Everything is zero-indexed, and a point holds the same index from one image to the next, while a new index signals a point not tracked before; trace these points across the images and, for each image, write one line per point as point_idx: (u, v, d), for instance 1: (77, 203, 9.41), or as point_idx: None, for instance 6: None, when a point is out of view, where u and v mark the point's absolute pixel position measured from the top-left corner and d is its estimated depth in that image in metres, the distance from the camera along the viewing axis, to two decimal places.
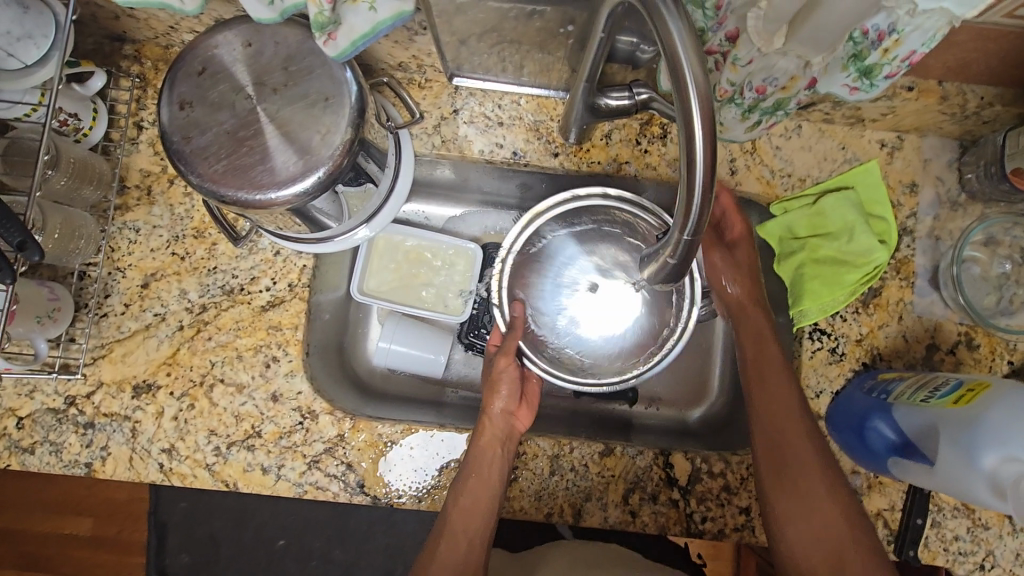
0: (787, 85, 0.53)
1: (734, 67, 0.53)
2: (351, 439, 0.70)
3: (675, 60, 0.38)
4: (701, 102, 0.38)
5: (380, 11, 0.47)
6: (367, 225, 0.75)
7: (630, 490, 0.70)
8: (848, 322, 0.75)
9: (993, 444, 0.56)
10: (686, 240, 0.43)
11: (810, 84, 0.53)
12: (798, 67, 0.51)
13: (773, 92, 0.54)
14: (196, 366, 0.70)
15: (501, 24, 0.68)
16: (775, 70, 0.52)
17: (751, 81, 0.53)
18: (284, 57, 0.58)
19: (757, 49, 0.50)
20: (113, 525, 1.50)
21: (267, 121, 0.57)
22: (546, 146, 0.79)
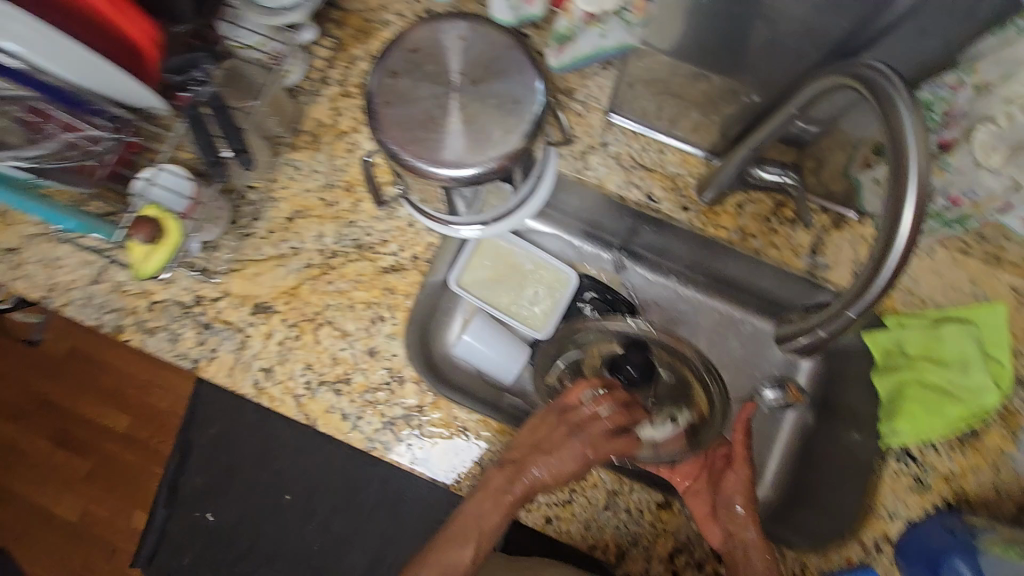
0: (981, 203, 0.65)
1: (942, 170, 0.65)
2: (427, 413, 0.73)
3: (901, 153, 0.45)
4: (917, 197, 0.45)
5: (607, 41, 0.76)
6: (482, 227, 0.75)
7: (678, 550, 0.70)
8: (941, 456, 0.73)
9: None
10: (854, 308, 0.52)
11: (1001, 210, 0.65)
12: (1003, 187, 0.62)
13: (967, 203, 0.66)
14: (312, 303, 0.75)
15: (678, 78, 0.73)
16: (981, 185, 0.63)
17: (951, 189, 0.66)
18: (489, 58, 0.64)
19: (974, 159, 0.61)
20: (146, 429, 1.58)
21: (459, 107, 0.63)
22: (678, 199, 0.80)
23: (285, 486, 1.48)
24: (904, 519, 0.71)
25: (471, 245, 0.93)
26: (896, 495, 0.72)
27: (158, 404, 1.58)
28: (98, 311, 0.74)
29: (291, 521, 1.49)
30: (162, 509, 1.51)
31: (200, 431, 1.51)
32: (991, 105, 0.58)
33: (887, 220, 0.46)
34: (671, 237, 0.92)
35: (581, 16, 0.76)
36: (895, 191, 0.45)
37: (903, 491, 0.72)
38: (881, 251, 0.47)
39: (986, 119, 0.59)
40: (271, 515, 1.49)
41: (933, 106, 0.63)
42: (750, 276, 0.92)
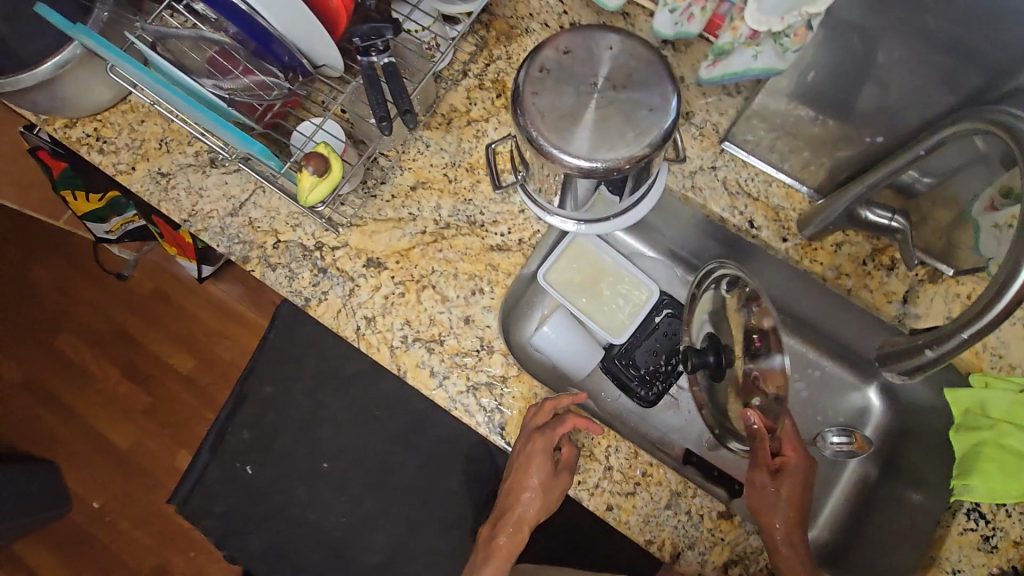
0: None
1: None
2: (510, 385, 0.77)
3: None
4: None
5: (758, 61, 0.68)
6: (581, 223, 0.81)
7: (733, 561, 0.73)
8: (1010, 520, 0.76)
9: None
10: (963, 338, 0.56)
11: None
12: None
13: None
14: (420, 267, 0.81)
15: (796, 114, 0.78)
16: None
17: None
18: (632, 66, 0.70)
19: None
20: (207, 376, 1.67)
21: (598, 105, 0.68)
22: (779, 230, 0.84)
23: (326, 453, 1.57)
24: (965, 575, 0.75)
25: (565, 243, 0.96)
26: (960, 550, 0.76)
27: (223, 355, 1.67)
28: (230, 240, 0.81)
29: (327, 487, 1.55)
30: (205, 453, 1.57)
31: (259, 387, 1.59)
32: None
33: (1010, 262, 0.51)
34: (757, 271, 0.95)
35: (746, 33, 0.66)
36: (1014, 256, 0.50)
37: (969, 548, 0.76)
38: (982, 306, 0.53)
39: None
40: (307, 478, 1.55)
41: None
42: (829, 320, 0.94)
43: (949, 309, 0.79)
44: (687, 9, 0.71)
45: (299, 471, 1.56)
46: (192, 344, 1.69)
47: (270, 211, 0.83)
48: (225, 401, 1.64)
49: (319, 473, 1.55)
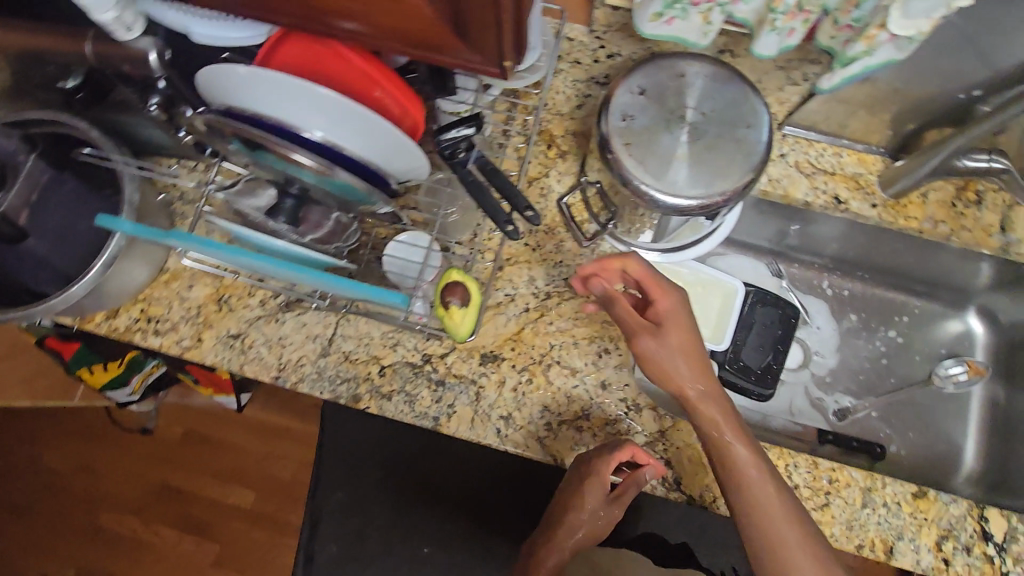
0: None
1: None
2: (671, 436, 0.74)
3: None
4: None
5: (875, 58, 0.66)
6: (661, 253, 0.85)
7: (944, 537, 0.70)
8: None
9: None
10: None
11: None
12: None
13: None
14: (537, 346, 0.77)
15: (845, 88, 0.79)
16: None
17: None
18: (712, 91, 0.68)
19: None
20: (271, 503, 1.58)
21: (697, 138, 0.66)
22: (864, 197, 0.82)
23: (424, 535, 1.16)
24: None
25: None
26: None
27: (281, 476, 1.59)
28: (332, 383, 0.75)
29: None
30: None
31: (327, 496, 1.16)
32: None
33: None
34: (827, 237, 0.96)
35: (885, 38, 0.63)
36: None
37: None
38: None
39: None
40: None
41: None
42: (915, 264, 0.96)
43: None
44: (798, 25, 0.68)
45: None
46: (244, 476, 1.59)
47: (362, 339, 0.77)
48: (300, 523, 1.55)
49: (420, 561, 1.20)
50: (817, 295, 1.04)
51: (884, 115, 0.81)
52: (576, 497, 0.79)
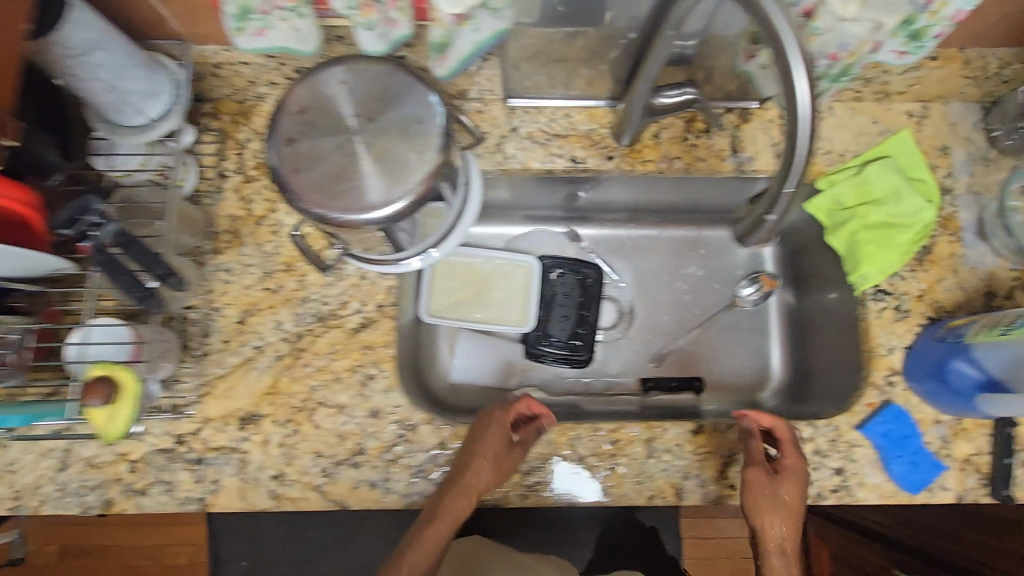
0: (857, 48, 0.65)
1: (812, 36, 0.64)
2: (452, 446, 0.72)
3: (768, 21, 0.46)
4: (801, 57, 0.46)
5: (482, 32, 0.68)
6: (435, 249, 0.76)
7: (725, 464, 0.73)
8: (908, 281, 0.78)
9: None
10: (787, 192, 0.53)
11: (874, 47, 0.65)
12: (868, 31, 0.63)
13: (844, 56, 0.65)
14: (297, 393, 0.73)
15: (549, 46, 0.77)
16: (848, 36, 0.63)
17: (826, 49, 0.65)
18: (376, 91, 0.63)
19: (836, 15, 0.61)
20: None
21: (366, 148, 0.61)
22: (601, 151, 0.81)
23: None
24: (901, 348, 0.76)
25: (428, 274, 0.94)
26: (886, 330, 0.77)
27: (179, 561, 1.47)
28: (79, 496, 0.69)
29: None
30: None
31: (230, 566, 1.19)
32: None
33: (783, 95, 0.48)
34: (601, 192, 0.97)
35: (448, 19, 0.66)
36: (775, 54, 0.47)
37: (891, 323, 0.77)
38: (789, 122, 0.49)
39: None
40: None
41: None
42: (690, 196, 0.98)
43: (770, 138, 0.82)
44: (381, 19, 0.69)
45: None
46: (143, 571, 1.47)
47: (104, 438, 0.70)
48: None
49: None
50: (617, 248, 1.03)
51: (601, 67, 0.79)
52: (460, 500, 0.68)
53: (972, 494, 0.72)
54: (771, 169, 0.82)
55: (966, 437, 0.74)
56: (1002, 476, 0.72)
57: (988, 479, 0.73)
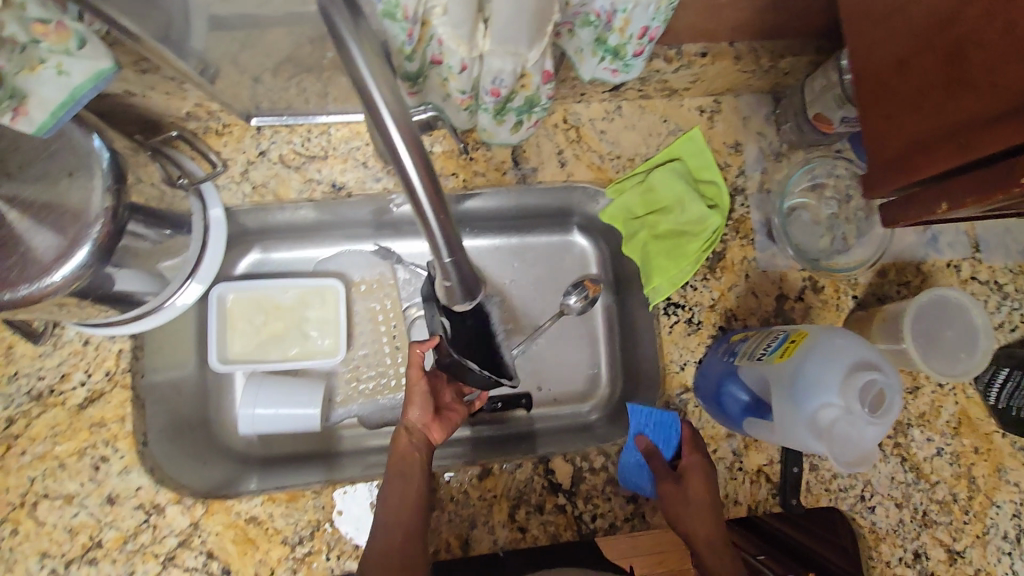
0: (522, 83, 0.46)
1: (454, 78, 0.44)
2: (206, 525, 0.64)
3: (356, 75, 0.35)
4: (400, 129, 0.35)
5: (72, 75, 0.42)
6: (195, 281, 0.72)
7: (514, 506, 0.68)
8: (700, 291, 0.75)
9: (806, 392, 0.52)
10: (449, 262, 0.43)
11: (547, 79, 0.46)
12: (520, 65, 0.44)
13: (508, 94, 0.46)
14: (13, 487, 0.63)
15: (294, 54, 0.62)
16: (497, 72, 0.43)
17: (481, 85, 0.45)
18: (14, 136, 0.53)
19: (463, 53, 0.42)
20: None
21: (6, 207, 0.52)
22: (367, 172, 0.73)
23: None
24: (693, 363, 0.73)
25: (214, 316, 0.83)
26: (678, 345, 0.74)
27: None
28: None
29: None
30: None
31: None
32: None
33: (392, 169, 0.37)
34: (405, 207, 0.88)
35: None
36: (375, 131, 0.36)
37: (682, 338, 0.74)
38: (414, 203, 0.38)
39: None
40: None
41: (393, 13, 0.39)
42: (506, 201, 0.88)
43: (555, 146, 0.76)
44: None
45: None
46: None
47: None
48: None
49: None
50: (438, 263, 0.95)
51: None
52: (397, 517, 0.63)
53: (764, 504, 0.72)
54: (558, 180, 0.77)
55: (758, 447, 0.72)
56: (789, 484, 0.71)
57: (778, 487, 0.72)
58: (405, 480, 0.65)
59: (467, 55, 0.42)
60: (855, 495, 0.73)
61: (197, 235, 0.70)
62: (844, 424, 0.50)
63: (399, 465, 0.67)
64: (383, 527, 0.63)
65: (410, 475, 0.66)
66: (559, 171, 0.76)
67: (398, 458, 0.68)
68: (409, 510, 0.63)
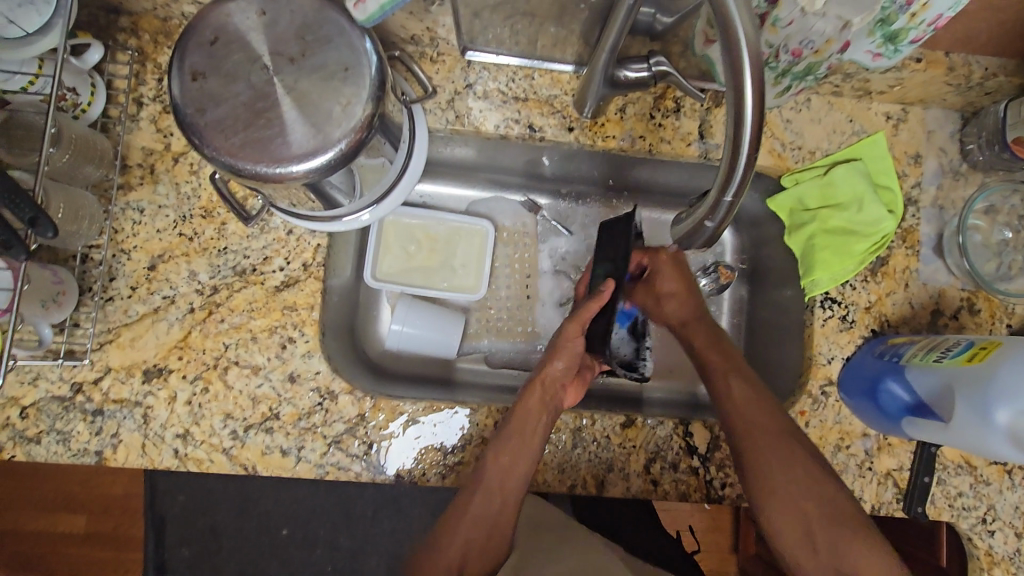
0: (821, 48, 0.54)
1: (773, 29, 0.54)
2: (371, 419, 0.69)
3: (725, 17, 0.38)
4: (754, 66, 0.39)
5: None
6: (373, 209, 0.71)
7: (651, 460, 0.72)
8: (858, 291, 0.76)
9: (1007, 400, 0.56)
10: (726, 201, 0.46)
11: (842, 48, 0.54)
12: (836, 29, 0.52)
13: (807, 55, 0.55)
14: (209, 350, 0.68)
15: None
16: (813, 32, 0.52)
17: (789, 43, 0.55)
18: (299, 25, 0.55)
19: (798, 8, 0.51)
20: (108, 520, 1.15)
21: (284, 91, 0.54)
22: (561, 121, 0.76)
23: (281, 517, 1.15)
24: (841, 359, 0.75)
25: (375, 235, 0.85)
26: (828, 339, 0.75)
27: (111, 492, 1.15)
28: None
29: (292, 562, 1.15)
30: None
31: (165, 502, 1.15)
32: None
33: (730, 112, 0.41)
34: (557, 161, 0.87)
35: None
36: (727, 68, 0.40)
37: (834, 333, 0.75)
38: (731, 141, 0.42)
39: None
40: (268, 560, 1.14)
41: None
42: (653, 174, 0.87)
43: None
44: None
45: (252, 561, 1.14)
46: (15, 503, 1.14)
47: None
48: (141, 537, 1.15)
49: (279, 546, 1.14)
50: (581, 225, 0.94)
51: (573, 27, 0.70)
52: (507, 456, 0.66)
53: (886, 507, 0.73)
54: None
55: (890, 452, 0.74)
56: (918, 493, 0.72)
57: (903, 494, 0.73)
58: (520, 448, 0.66)
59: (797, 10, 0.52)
60: (976, 516, 0.74)
61: (401, 147, 0.70)
62: None
63: (514, 437, 0.67)
64: (494, 468, 0.66)
65: (527, 444, 0.67)
66: None
67: (513, 435, 0.66)
68: (515, 474, 0.66)
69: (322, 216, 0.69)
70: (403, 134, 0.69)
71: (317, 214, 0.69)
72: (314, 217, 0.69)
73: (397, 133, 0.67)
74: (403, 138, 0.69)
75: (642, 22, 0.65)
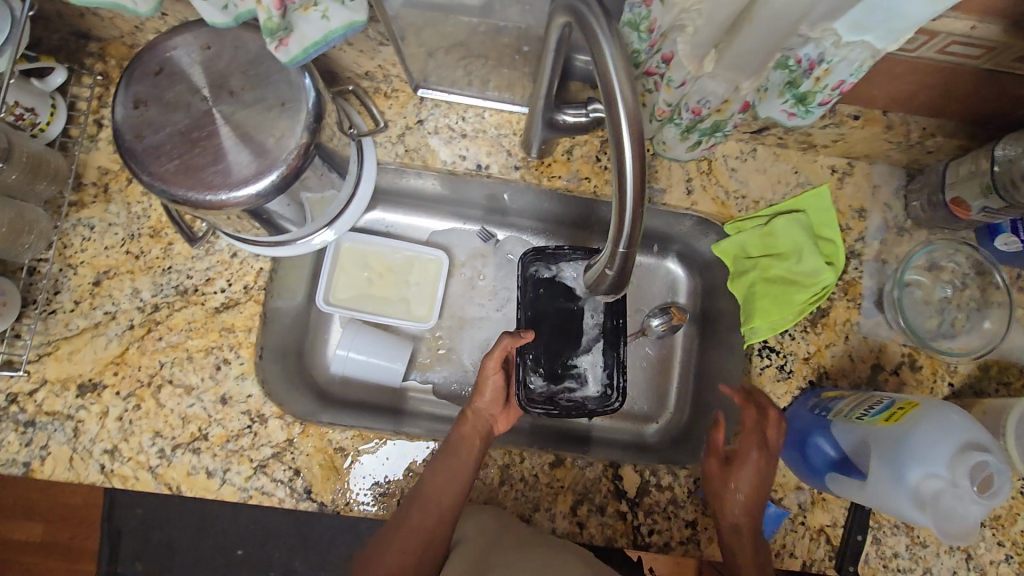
0: (720, 108, 0.57)
1: (669, 89, 0.57)
2: (300, 444, 0.69)
3: (607, 78, 0.41)
4: (629, 119, 0.41)
5: (332, 21, 0.50)
6: (330, 229, 0.74)
7: (578, 501, 0.72)
8: (797, 341, 0.77)
9: (918, 460, 0.56)
10: (621, 252, 0.47)
11: (745, 108, 0.58)
12: (728, 91, 0.55)
13: (707, 113, 0.58)
14: (144, 367, 0.69)
15: (470, 39, 0.70)
16: (707, 93, 0.55)
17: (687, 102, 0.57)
18: (244, 61, 0.58)
19: (687, 72, 0.53)
20: (65, 530, 1.15)
21: (222, 122, 0.57)
22: (509, 159, 0.78)
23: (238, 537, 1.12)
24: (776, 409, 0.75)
25: (329, 260, 0.87)
26: (764, 388, 0.75)
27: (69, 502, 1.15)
28: None
29: None
30: None
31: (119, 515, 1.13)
32: (676, 15, 0.50)
33: (612, 156, 0.43)
34: (515, 196, 0.88)
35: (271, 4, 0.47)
36: (609, 120, 0.42)
37: (770, 382, 0.75)
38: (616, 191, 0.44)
39: (678, 28, 0.51)
40: None
41: (638, 26, 0.54)
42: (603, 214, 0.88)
43: (686, 174, 0.79)
44: None
45: None
46: None
47: None
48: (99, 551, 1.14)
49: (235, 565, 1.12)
50: None
51: (522, 69, 0.74)
52: (434, 480, 0.66)
53: (819, 564, 0.71)
54: (680, 206, 0.79)
55: (824, 507, 0.73)
56: (849, 551, 0.70)
57: (836, 552, 0.71)
58: (451, 475, 0.66)
59: (692, 73, 0.53)
60: None
61: (348, 179, 0.73)
62: (950, 496, 0.54)
63: (445, 466, 0.67)
64: (421, 514, 0.65)
65: (457, 472, 0.67)
66: (685, 197, 0.79)
67: (447, 457, 0.68)
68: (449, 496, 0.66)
69: (266, 243, 0.71)
70: (354, 166, 0.73)
71: (264, 241, 0.71)
72: (264, 240, 0.71)
73: (343, 168, 0.71)
74: (353, 167, 0.72)
75: (581, 69, 0.68)
